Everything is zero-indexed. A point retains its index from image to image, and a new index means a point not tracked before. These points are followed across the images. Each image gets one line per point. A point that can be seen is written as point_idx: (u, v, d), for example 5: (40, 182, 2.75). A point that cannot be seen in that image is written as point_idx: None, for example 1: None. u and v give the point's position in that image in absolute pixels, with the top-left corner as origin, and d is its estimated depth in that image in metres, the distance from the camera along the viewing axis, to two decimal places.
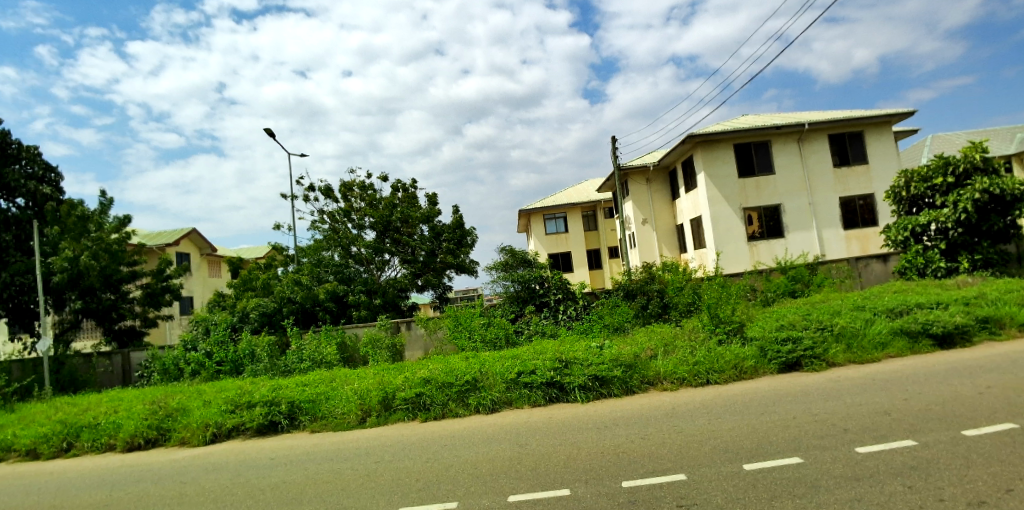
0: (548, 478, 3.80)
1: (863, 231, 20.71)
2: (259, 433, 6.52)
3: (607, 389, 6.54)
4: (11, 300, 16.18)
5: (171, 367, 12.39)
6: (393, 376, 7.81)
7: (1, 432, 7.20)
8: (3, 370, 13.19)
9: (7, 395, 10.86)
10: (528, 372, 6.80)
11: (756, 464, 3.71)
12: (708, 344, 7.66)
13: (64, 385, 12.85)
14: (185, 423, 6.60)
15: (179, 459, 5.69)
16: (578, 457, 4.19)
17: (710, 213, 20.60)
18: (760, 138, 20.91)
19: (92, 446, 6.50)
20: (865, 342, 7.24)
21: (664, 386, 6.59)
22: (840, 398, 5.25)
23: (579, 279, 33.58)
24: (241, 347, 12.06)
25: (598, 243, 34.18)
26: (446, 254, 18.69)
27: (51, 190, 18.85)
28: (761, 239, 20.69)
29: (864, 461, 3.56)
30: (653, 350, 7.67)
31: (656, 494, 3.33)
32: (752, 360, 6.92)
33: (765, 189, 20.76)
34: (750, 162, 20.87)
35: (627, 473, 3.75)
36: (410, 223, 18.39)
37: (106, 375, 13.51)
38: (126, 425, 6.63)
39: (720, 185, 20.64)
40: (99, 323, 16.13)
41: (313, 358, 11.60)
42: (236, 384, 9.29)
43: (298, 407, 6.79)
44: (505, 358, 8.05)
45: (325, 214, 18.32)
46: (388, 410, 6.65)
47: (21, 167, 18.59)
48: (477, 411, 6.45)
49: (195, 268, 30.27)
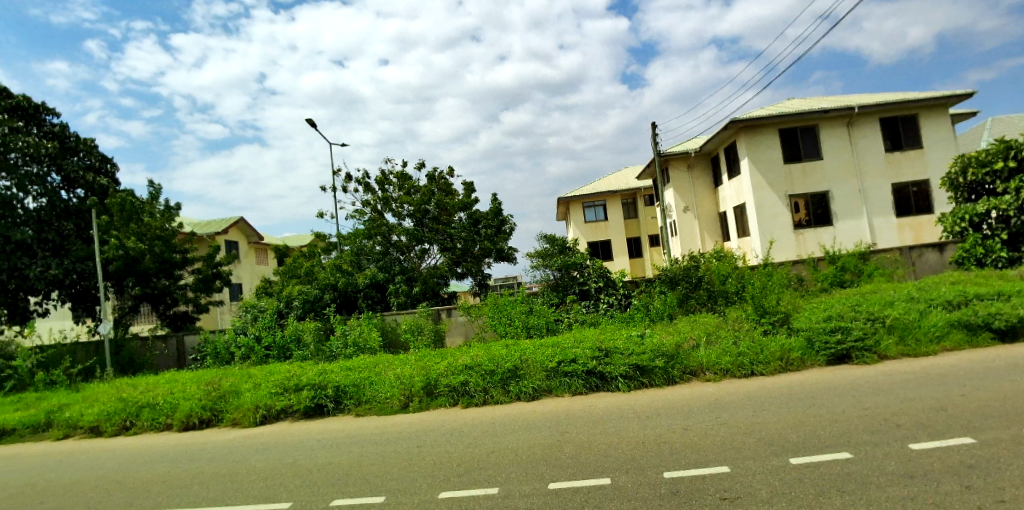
0: (587, 465, 3.81)
1: (917, 219, 19.87)
2: (306, 415, 6.73)
3: (647, 379, 6.48)
4: (76, 286, 17.28)
5: (222, 350, 12.88)
6: (433, 362, 7.91)
7: (70, 409, 7.63)
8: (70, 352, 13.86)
9: (72, 374, 11.50)
10: (568, 361, 6.78)
11: (803, 457, 3.63)
12: (753, 334, 7.51)
13: (124, 366, 13.56)
14: (236, 404, 6.88)
15: (232, 439, 5.90)
16: (617, 446, 4.20)
17: (754, 200, 20.07)
18: (807, 122, 20.17)
19: (151, 425, 6.83)
20: (919, 334, 6.96)
21: (707, 377, 6.49)
22: (890, 392, 5.06)
23: (620, 267, 33.37)
24: (288, 332, 12.43)
25: (639, 231, 33.78)
26: (485, 241, 18.82)
27: (108, 182, 19.25)
28: (808, 227, 20.12)
29: (918, 458, 3.44)
30: (696, 339, 7.51)
31: (699, 486, 3.30)
32: (798, 351, 6.74)
33: (812, 176, 20.10)
34: (796, 147, 20.23)
35: (669, 463, 3.73)
36: (448, 211, 18.34)
37: (163, 357, 14.03)
38: (182, 405, 6.93)
39: (765, 170, 20.09)
40: (155, 307, 16.85)
41: (357, 343, 11.83)
42: (282, 369, 9.62)
43: (343, 391, 6.95)
44: (546, 346, 8.05)
45: (365, 204, 18.57)
46: (430, 396, 6.76)
47: (79, 158, 18.89)
48: (518, 398, 6.49)
49: (245, 255, 31.38)
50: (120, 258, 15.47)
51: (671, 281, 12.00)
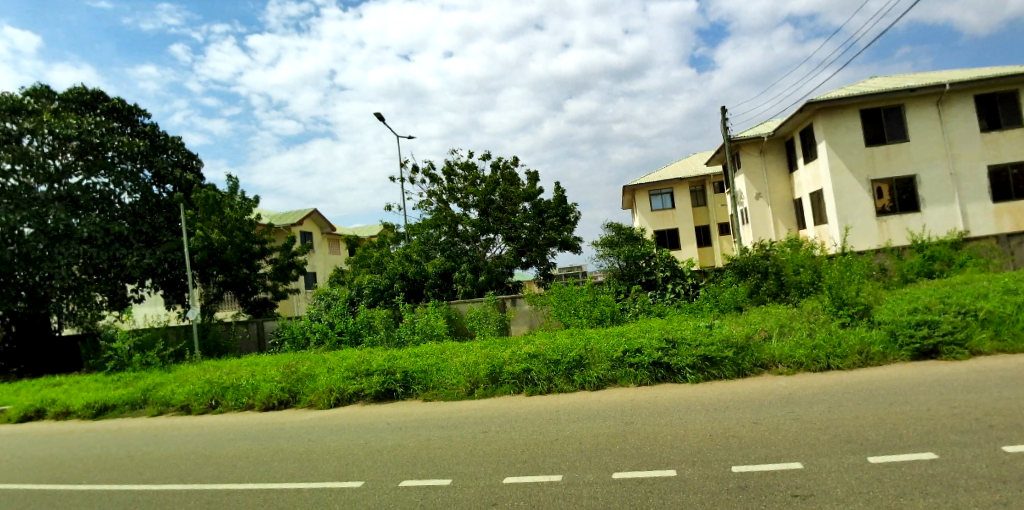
0: (652, 456, 3.77)
1: (1017, 205, 18.34)
2: (377, 399, 7.01)
3: (717, 371, 6.33)
4: (166, 275, 18.53)
5: (298, 336, 13.60)
6: (498, 350, 8.05)
7: (164, 388, 8.31)
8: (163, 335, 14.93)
9: (166, 356, 12.52)
10: (634, 351, 6.72)
11: (882, 456, 3.44)
12: (829, 327, 7.19)
13: (211, 350, 14.54)
14: (312, 387, 7.24)
15: (308, 419, 6.24)
16: (683, 438, 4.13)
17: (833, 185, 19.14)
18: (891, 102, 18.90)
19: (235, 405, 7.30)
20: (1018, 328, 6.41)
21: (779, 370, 6.25)
22: (986, 390, 4.70)
23: (687, 256, 32.79)
24: (360, 319, 12.99)
25: (708, 220, 32.87)
26: (549, 231, 18.51)
27: (193, 177, 20.31)
28: (892, 214, 18.94)
29: (1012, 461, 3.19)
30: (768, 331, 7.30)
31: (769, 482, 3.19)
32: (880, 346, 6.37)
33: (898, 159, 18.86)
34: (880, 128, 19.04)
35: (737, 457, 3.63)
36: (512, 201, 18.51)
37: (245, 341, 15.06)
38: (262, 387, 7.37)
39: (844, 154, 19.08)
40: (238, 294, 18.06)
41: (424, 330, 12.23)
42: (354, 354, 10.07)
43: (411, 376, 7.18)
44: (611, 335, 8.02)
45: (432, 195, 19.00)
46: (494, 383, 6.87)
47: (168, 156, 20.15)
48: (581, 387, 6.49)
49: (319, 246, 32.90)
50: (204, 249, 16.57)
51: (742, 272, 11.68)
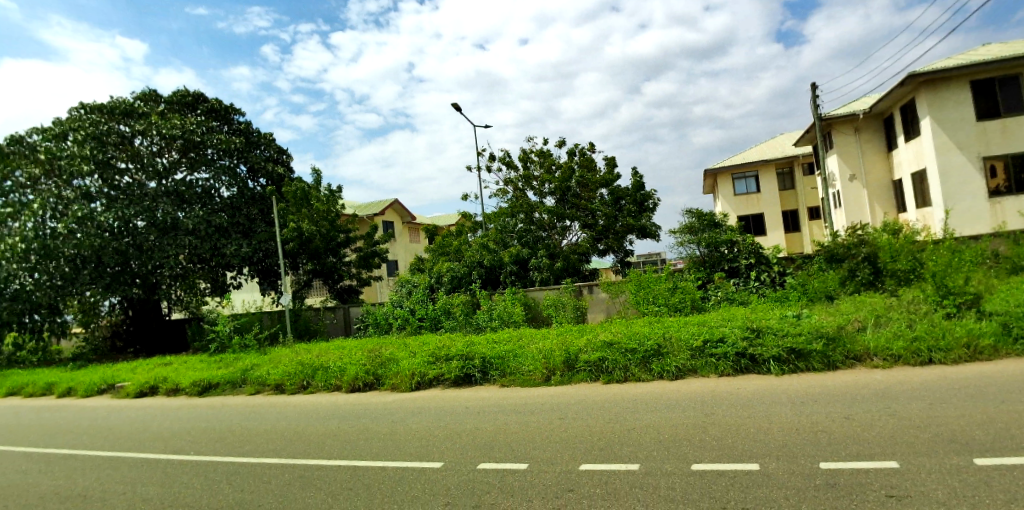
0: (732, 448, 3.68)
1: None
2: (457, 383, 7.25)
3: (804, 364, 6.05)
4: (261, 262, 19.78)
5: (383, 321, 14.17)
6: (574, 338, 8.10)
7: (261, 368, 9.02)
8: (259, 319, 16.15)
9: (261, 338, 13.55)
10: (716, 342, 6.56)
11: (990, 459, 3.18)
12: (932, 318, 6.69)
13: (302, 332, 15.52)
14: (394, 371, 7.59)
15: (391, 401, 6.57)
16: (767, 431, 3.98)
17: (938, 164, 17.64)
18: (1008, 71, 17.16)
19: (325, 386, 7.77)
20: None
21: (875, 363, 5.90)
22: None
23: (773, 243, 31.41)
24: (439, 305, 13.44)
25: (796, 204, 31.29)
26: (628, 217, 18.34)
27: (284, 172, 21.32)
28: (1008, 194, 17.28)
29: None
30: (861, 321, 6.93)
31: (862, 480, 3.03)
32: (991, 338, 5.83)
33: (1015, 133, 17.15)
34: (994, 100, 17.32)
35: (827, 453, 3.46)
36: (589, 188, 18.35)
37: (333, 325, 15.99)
38: (349, 369, 7.81)
39: (951, 130, 17.51)
40: (326, 281, 19.15)
41: (502, 317, 12.50)
42: (433, 339, 10.46)
43: (490, 362, 7.35)
44: (691, 324, 7.88)
45: (508, 183, 19.18)
46: (571, 370, 6.91)
47: (262, 151, 21.30)
48: (660, 376, 6.42)
49: (399, 234, 34.16)
50: (295, 239, 17.79)
51: (832, 258, 11.10)
